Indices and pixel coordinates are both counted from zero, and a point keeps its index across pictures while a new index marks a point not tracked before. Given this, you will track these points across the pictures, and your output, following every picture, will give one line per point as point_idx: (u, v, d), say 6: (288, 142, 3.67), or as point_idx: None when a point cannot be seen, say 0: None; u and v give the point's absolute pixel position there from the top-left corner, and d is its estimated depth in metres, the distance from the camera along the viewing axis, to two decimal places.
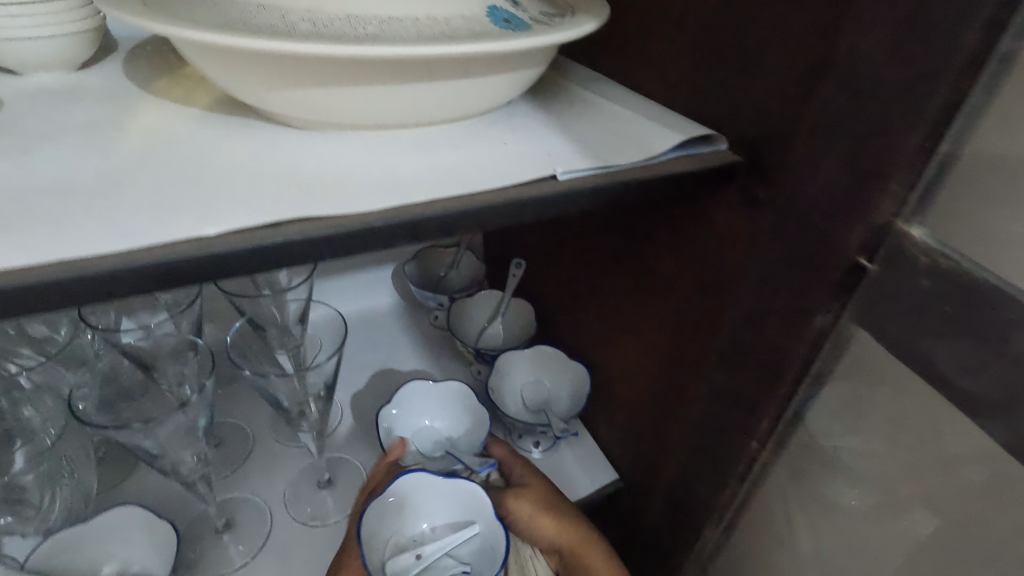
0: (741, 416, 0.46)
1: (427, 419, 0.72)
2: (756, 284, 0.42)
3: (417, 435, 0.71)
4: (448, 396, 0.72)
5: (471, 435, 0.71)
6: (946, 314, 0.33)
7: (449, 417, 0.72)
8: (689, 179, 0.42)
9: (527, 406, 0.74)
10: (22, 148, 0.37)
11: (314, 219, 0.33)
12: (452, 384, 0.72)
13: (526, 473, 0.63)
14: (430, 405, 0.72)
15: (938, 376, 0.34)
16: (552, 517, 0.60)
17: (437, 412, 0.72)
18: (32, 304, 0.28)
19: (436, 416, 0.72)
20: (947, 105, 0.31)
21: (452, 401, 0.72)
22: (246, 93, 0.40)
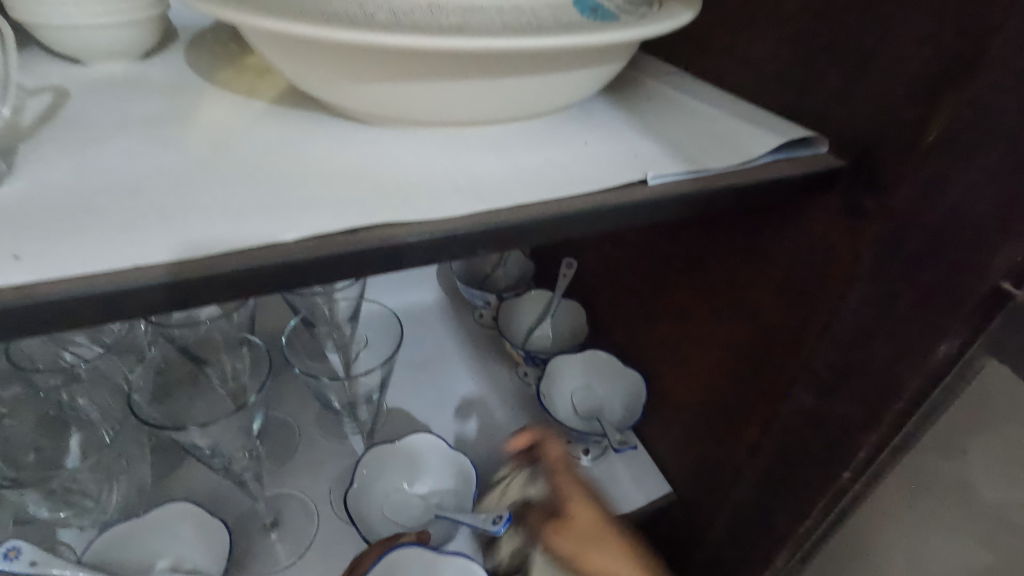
0: (835, 443, 0.43)
1: (405, 481, 0.63)
2: (866, 304, 0.39)
3: (397, 495, 0.62)
4: (415, 453, 0.63)
5: (458, 492, 0.62)
6: None
7: (429, 477, 0.63)
8: (794, 185, 0.39)
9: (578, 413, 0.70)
10: (92, 142, 0.36)
11: (394, 226, 0.31)
12: (426, 437, 0.63)
13: (578, 502, 0.53)
14: (406, 464, 0.63)
15: None
16: (600, 560, 0.50)
17: (417, 470, 0.63)
18: (108, 311, 0.26)
19: (416, 478, 0.63)
20: None
21: (427, 457, 0.63)
22: (318, 87, 0.38)
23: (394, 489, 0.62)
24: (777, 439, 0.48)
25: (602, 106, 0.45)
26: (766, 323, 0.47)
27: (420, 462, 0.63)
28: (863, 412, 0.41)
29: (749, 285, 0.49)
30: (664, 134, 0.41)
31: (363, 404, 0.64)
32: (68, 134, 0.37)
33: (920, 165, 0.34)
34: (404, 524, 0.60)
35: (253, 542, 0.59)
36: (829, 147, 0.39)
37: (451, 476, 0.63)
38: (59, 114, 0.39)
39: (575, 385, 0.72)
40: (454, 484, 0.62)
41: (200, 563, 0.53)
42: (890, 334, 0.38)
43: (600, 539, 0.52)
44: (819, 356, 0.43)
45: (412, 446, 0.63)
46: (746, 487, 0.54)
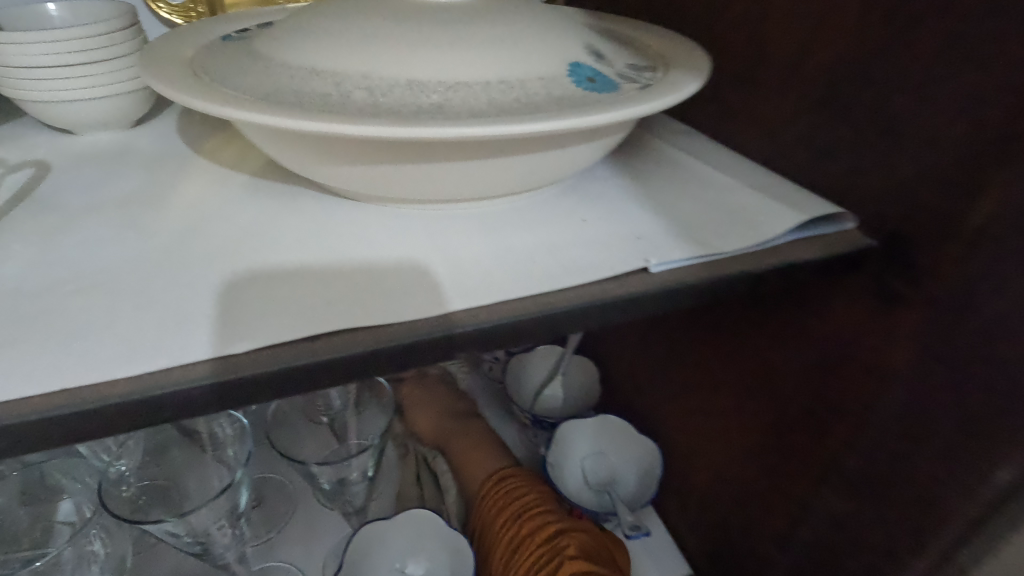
0: (873, 558, 0.38)
1: (399, 562, 0.58)
2: (906, 408, 0.34)
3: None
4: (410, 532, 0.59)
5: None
6: None
7: (425, 557, 0.58)
8: (818, 269, 0.34)
9: (588, 485, 0.65)
10: (60, 227, 0.34)
11: (362, 331, 0.28)
12: (423, 512, 0.58)
13: (445, 400, 0.72)
14: (401, 542, 0.59)
15: None
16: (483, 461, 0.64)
17: (412, 550, 0.58)
18: (36, 438, 0.24)
19: (409, 557, 0.58)
20: None
21: (424, 534, 0.59)
22: (295, 167, 0.35)
23: (388, 572, 0.58)
24: (809, 538, 0.43)
25: (604, 174, 0.42)
26: (793, 411, 0.43)
27: (416, 540, 0.59)
28: (907, 529, 0.36)
29: (772, 366, 0.44)
30: (672, 208, 0.38)
31: (357, 481, 0.60)
32: (37, 218, 0.35)
33: (967, 255, 0.30)
34: None
35: None
36: (857, 224, 0.35)
37: (447, 556, 0.58)
38: (37, 192, 0.38)
39: (585, 453, 0.67)
40: (451, 566, 0.57)
41: None
42: (938, 442, 0.33)
43: (452, 425, 0.69)
44: (854, 454, 0.38)
45: (407, 522, 0.59)
46: None
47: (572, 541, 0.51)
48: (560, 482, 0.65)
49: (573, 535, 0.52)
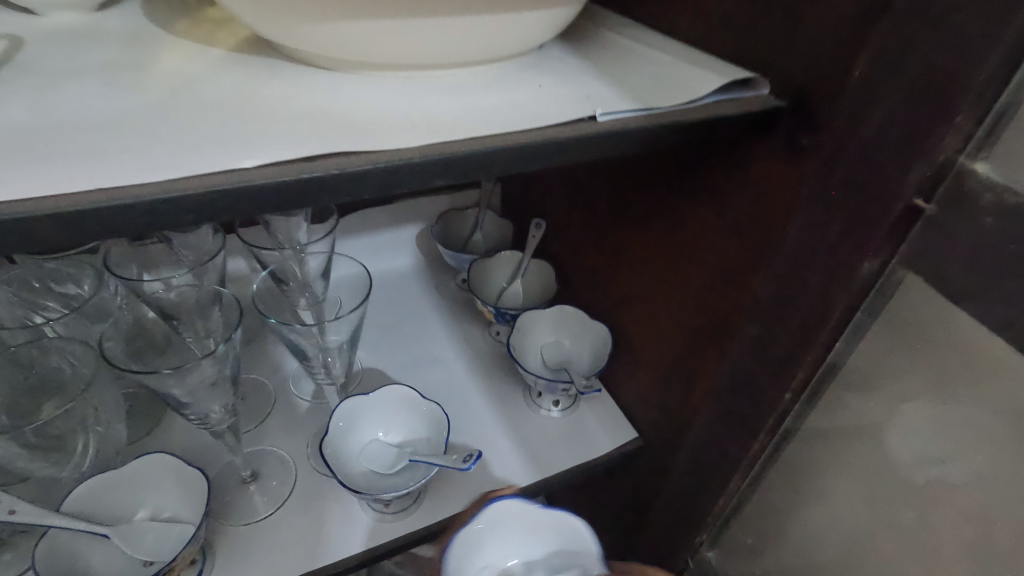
0: (779, 368, 0.46)
1: (382, 431, 0.65)
2: (799, 234, 0.41)
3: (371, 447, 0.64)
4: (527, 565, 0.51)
5: (431, 440, 0.64)
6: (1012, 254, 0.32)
7: (403, 428, 0.65)
8: (736, 123, 0.41)
9: (547, 364, 0.73)
10: (49, 84, 0.36)
11: (352, 155, 0.32)
12: (401, 388, 0.65)
13: None
14: (383, 416, 0.65)
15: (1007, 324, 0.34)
16: None
17: (392, 420, 0.65)
18: (74, 231, 0.27)
19: (390, 428, 0.65)
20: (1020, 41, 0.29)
21: (402, 409, 0.66)
22: (275, 32, 0.39)
23: (370, 439, 0.64)
24: (727, 372, 0.51)
25: (556, 53, 0.46)
26: (716, 259, 0.50)
27: (395, 414, 0.65)
28: (803, 335, 0.44)
29: (701, 227, 0.51)
30: (615, 78, 0.43)
31: (338, 352, 0.65)
32: (25, 78, 0.37)
33: (841, 99, 0.37)
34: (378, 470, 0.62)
35: (231, 493, 0.61)
36: (770, 88, 0.41)
37: (424, 425, 0.65)
38: (15, 59, 0.39)
39: (545, 339, 0.75)
40: (428, 433, 0.64)
41: (179, 512, 0.55)
42: (823, 258, 0.40)
43: None
44: (762, 286, 0.45)
45: (386, 398, 0.65)
46: (702, 422, 0.57)
47: None
48: (521, 361, 0.72)
49: None
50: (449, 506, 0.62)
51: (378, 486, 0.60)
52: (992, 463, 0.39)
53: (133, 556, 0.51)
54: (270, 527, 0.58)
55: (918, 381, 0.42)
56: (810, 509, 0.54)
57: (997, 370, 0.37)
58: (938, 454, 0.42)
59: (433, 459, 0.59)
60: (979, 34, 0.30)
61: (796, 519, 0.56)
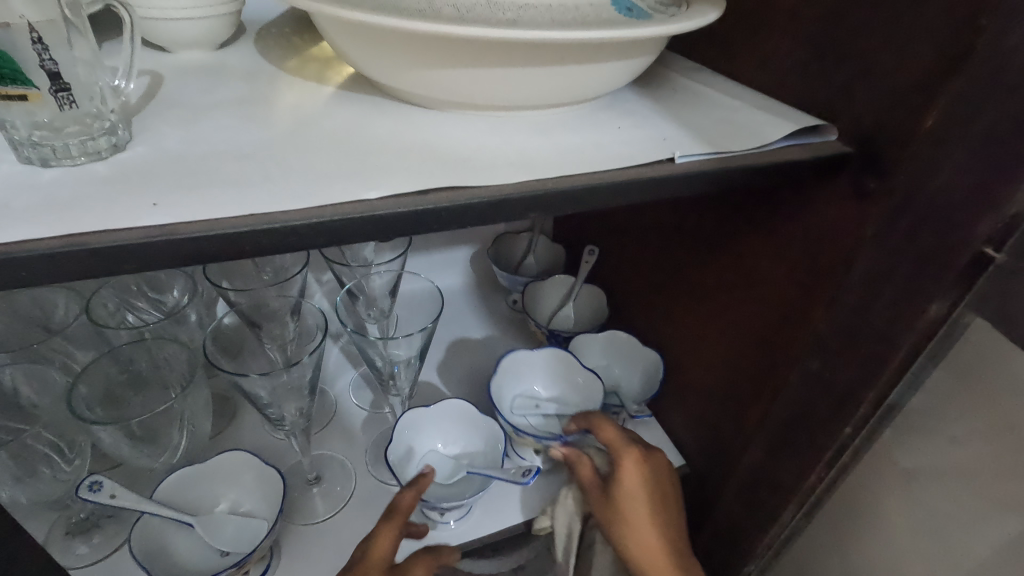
0: (835, 403, 0.47)
1: (440, 443, 0.68)
2: (863, 275, 0.43)
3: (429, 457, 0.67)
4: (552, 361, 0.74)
5: (487, 454, 0.67)
6: None
7: (461, 440, 0.68)
8: (805, 167, 0.43)
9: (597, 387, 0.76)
10: (194, 118, 0.41)
11: (457, 189, 0.36)
12: (461, 402, 0.68)
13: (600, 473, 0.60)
14: (443, 428, 0.68)
15: None
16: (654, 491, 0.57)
17: (450, 433, 0.68)
18: (225, 249, 0.31)
19: (449, 440, 0.68)
20: None
21: (462, 422, 0.68)
22: (387, 75, 0.43)
23: (429, 448, 0.67)
24: (785, 404, 0.52)
25: (633, 97, 0.50)
26: (776, 293, 0.52)
27: (454, 426, 0.68)
28: (863, 373, 0.44)
29: (762, 261, 0.53)
30: (689, 121, 0.46)
31: (404, 367, 0.68)
32: (172, 110, 0.42)
33: (907, 148, 0.39)
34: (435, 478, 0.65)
35: (298, 494, 0.64)
36: (839, 135, 0.44)
37: (481, 439, 0.68)
38: (160, 93, 0.45)
39: (596, 363, 0.78)
40: (485, 447, 0.67)
41: (253, 508, 0.59)
42: (888, 299, 0.41)
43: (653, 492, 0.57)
44: (823, 323, 0.46)
45: (447, 411, 0.68)
46: (754, 454, 0.57)
47: (650, 487, 0.57)
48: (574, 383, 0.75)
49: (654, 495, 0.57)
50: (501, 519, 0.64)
51: (436, 495, 0.62)
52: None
53: (214, 546, 0.56)
54: (332, 529, 0.62)
55: (983, 426, 0.42)
56: (866, 544, 0.54)
57: None
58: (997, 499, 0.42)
59: (491, 471, 0.61)
60: None
61: (849, 553, 0.56)
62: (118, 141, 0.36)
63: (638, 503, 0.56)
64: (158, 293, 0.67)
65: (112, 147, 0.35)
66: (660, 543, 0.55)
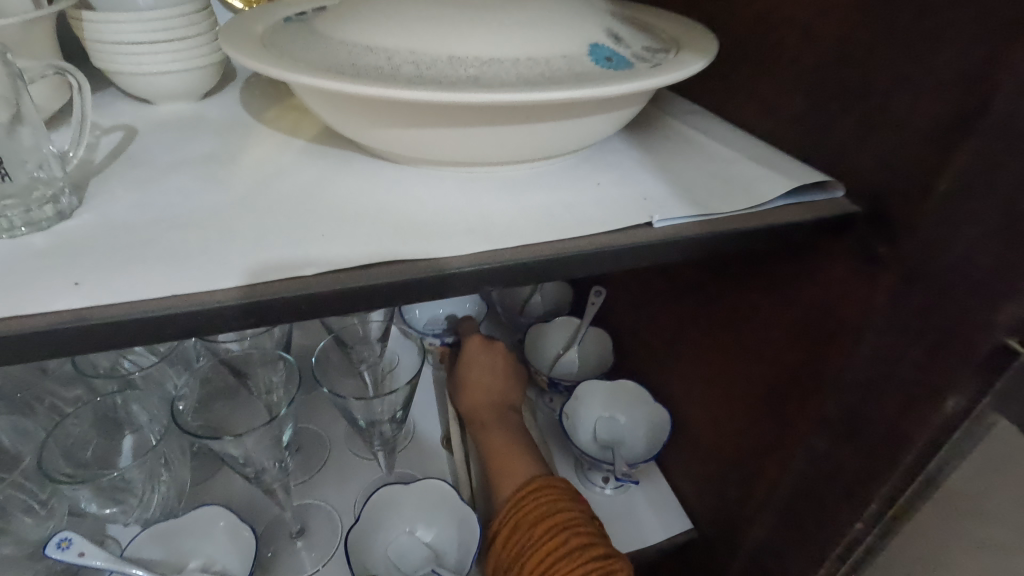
0: (846, 492, 0.42)
1: (416, 530, 0.63)
2: (874, 353, 0.38)
3: (398, 543, 0.62)
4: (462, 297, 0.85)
5: (459, 547, 0.61)
6: None
7: (435, 527, 0.63)
8: (806, 229, 0.39)
9: (598, 439, 0.69)
10: (151, 178, 0.40)
11: (406, 263, 0.33)
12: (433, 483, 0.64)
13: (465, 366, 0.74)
14: (414, 511, 0.64)
15: None
16: (490, 365, 0.70)
17: (423, 518, 0.64)
18: (148, 332, 0.29)
19: (420, 524, 0.63)
20: None
21: (435, 506, 0.64)
22: (349, 131, 0.41)
23: (399, 533, 0.63)
24: (792, 484, 0.47)
25: (620, 147, 0.47)
26: (779, 360, 0.47)
27: (427, 511, 0.64)
28: (877, 462, 0.39)
29: (766, 322, 0.48)
30: (679, 176, 0.42)
31: (388, 422, 0.66)
32: (133, 169, 0.41)
33: (920, 216, 0.34)
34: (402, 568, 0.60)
35: (279, 550, 0.62)
36: (847, 193, 0.39)
37: (454, 526, 0.62)
38: (128, 150, 0.44)
39: (602, 414, 0.71)
40: (458, 537, 0.62)
41: (228, 565, 0.57)
42: (900, 382, 0.37)
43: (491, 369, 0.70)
44: (832, 400, 0.42)
45: (420, 492, 0.64)
46: (760, 532, 0.52)
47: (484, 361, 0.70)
48: (571, 434, 0.69)
49: (489, 369, 0.70)
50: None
51: None
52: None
53: None
54: None
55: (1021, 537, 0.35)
56: None
57: None
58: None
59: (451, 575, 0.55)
60: None
61: None
62: (63, 209, 0.35)
63: (475, 369, 0.70)
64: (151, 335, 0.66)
65: (55, 215, 0.34)
66: (485, 401, 0.67)
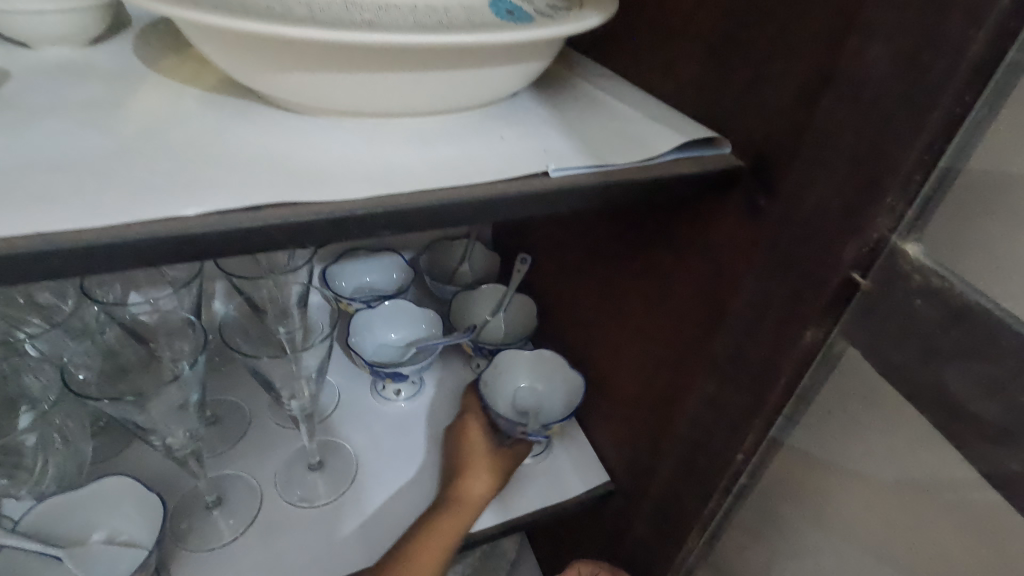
0: (730, 427, 0.45)
1: (393, 333, 0.79)
2: (753, 297, 0.41)
3: (386, 346, 0.78)
4: (387, 262, 0.85)
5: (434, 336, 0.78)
6: (938, 339, 0.30)
7: (409, 331, 0.79)
8: (694, 181, 0.41)
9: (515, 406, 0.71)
10: (24, 120, 0.38)
11: (296, 205, 0.33)
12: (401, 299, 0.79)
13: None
14: (390, 322, 0.79)
15: (931, 401, 0.32)
16: None
17: (397, 326, 0.79)
18: (11, 272, 0.28)
19: (398, 330, 0.79)
20: (946, 130, 0.29)
21: (405, 316, 0.79)
22: (244, 77, 0.40)
23: (383, 340, 0.78)
24: (687, 426, 0.50)
25: (528, 104, 0.47)
26: (679, 310, 0.50)
27: (399, 320, 0.79)
28: (753, 397, 0.43)
29: (667, 276, 0.51)
30: (580, 132, 0.43)
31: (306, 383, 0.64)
32: (5, 111, 0.39)
33: (788, 166, 0.37)
34: (391, 360, 0.76)
35: (192, 519, 0.61)
36: (733, 147, 0.42)
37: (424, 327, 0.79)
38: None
39: (520, 384, 0.72)
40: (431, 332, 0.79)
41: (134, 535, 0.55)
42: (770, 324, 0.39)
43: None
44: (720, 344, 0.44)
45: (391, 308, 0.79)
46: (663, 475, 0.55)
47: None
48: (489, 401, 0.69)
49: None
50: None
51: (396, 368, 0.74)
52: (966, 538, 0.34)
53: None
54: (226, 554, 0.58)
55: (879, 455, 0.39)
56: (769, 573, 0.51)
57: (930, 448, 0.35)
58: (900, 520, 0.38)
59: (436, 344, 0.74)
60: (906, 117, 0.29)
61: None
62: None
63: None
64: (44, 302, 0.61)
65: None
66: None
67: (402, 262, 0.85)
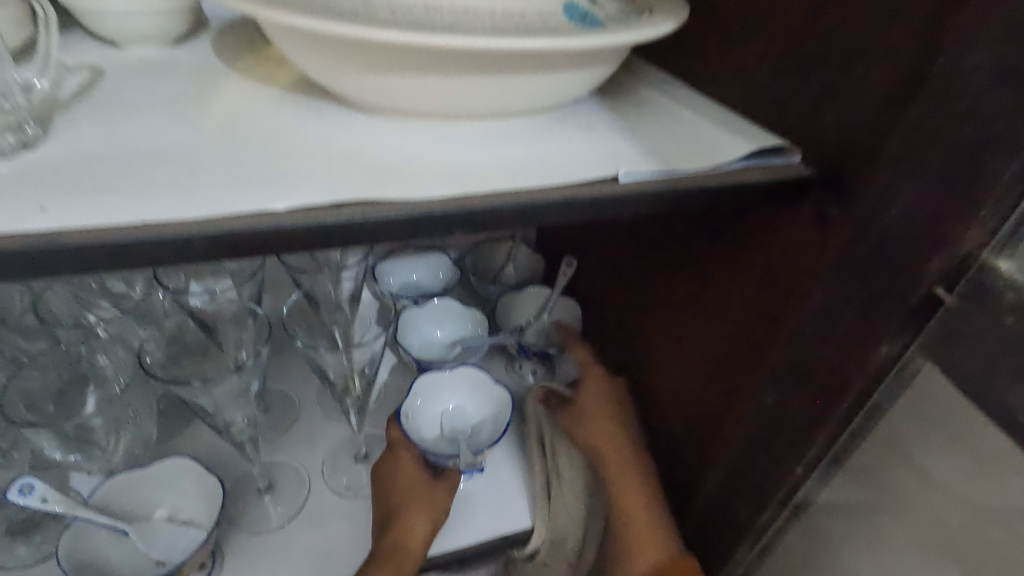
0: (790, 437, 0.45)
1: (439, 330, 0.79)
2: (819, 307, 0.40)
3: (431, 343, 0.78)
4: (433, 261, 0.86)
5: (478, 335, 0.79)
6: None
7: (454, 330, 0.80)
8: (765, 187, 0.40)
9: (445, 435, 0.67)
10: (118, 115, 0.40)
11: (376, 203, 0.34)
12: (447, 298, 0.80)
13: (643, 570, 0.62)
14: (436, 320, 0.80)
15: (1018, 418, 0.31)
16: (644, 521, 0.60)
17: (442, 325, 0.80)
18: (116, 259, 0.30)
19: (443, 329, 0.80)
20: None
21: (450, 315, 0.80)
22: (323, 78, 0.41)
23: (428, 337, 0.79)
24: (741, 435, 0.50)
25: (592, 108, 0.48)
26: (737, 318, 0.49)
27: (445, 318, 0.80)
28: (819, 408, 0.42)
29: (725, 284, 0.51)
30: (646, 138, 0.43)
31: (357, 377, 0.66)
32: (100, 107, 0.41)
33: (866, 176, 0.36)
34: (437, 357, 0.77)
35: (246, 502, 0.63)
36: (803, 156, 0.41)
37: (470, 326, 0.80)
38: (93, 89, 0.43)
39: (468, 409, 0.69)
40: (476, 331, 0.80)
41: (193, 515, 0.57)
42: (840, 335, 0.39)
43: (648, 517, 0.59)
44: (781, 354, 0.44)
45: (437, 306, 0.80)
46: (712, 484, 0.55)
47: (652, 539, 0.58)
48: (415, 431, 0.66)
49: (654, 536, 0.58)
50: (507, 521, 0.63)
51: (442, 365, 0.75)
52: None
53: (147, 554, 0.54)
54: (279, 537, 0.60)
55: (948, 471, 0.39)
56: None
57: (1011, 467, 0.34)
58: (973, 537, 0.38)
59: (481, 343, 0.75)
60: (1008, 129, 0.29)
61: None
62: (26, 138, 0.35)
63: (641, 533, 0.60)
64: (113, 289, 0.64)
65: (19, 144, 0.34)
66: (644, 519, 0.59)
67: (448, 261, 0.86)
